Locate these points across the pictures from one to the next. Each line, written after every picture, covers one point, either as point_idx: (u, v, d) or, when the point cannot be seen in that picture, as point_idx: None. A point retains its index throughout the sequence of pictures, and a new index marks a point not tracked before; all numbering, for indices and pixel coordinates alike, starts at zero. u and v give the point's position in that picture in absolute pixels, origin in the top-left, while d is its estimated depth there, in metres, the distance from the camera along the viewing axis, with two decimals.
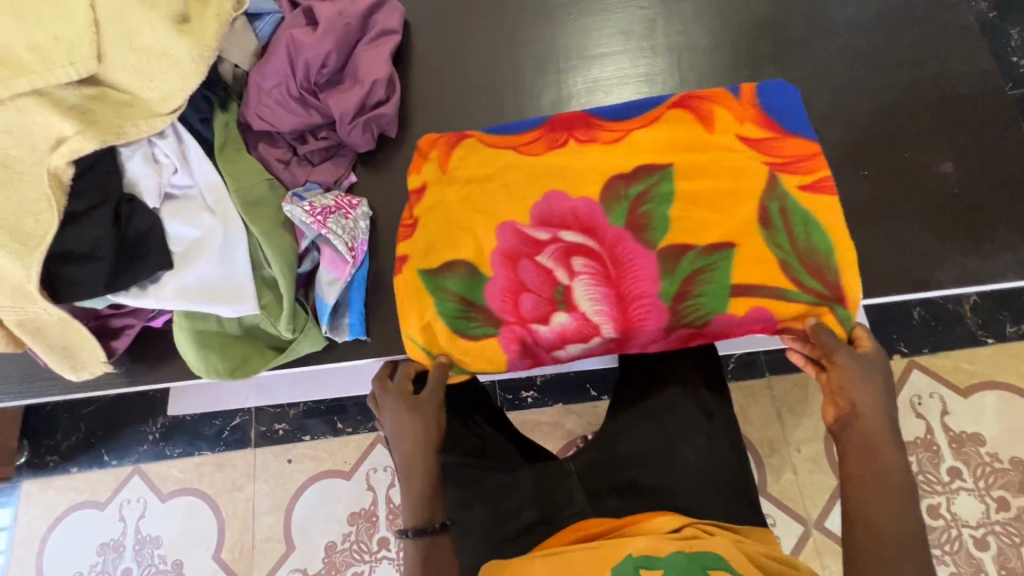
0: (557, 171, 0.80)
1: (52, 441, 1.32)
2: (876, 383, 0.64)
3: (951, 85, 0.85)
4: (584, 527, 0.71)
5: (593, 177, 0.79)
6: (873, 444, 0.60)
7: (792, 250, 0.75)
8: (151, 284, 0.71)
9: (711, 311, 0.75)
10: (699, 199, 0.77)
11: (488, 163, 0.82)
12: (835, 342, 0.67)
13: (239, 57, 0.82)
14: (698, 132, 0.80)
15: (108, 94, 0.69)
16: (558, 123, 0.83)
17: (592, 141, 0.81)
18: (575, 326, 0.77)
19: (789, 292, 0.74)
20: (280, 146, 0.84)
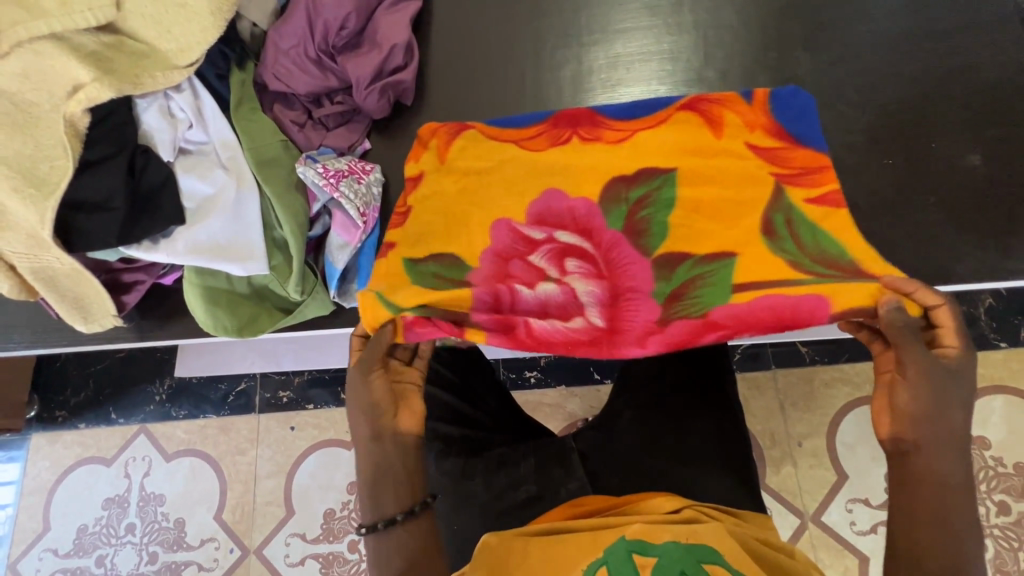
0: (554, 169, 0.75)
1: (61, 396, 1.35)
2: (955, 399, 0.53)
3: (985, 75, 0.82)
4: (583, 503, 0.71)
5: (592, 179, 0.73)
6: (931, 470, 0.52)
7: (801, 254, 0.66)
8: (162, 238, 0.71)
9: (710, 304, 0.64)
10: (705, 206, 0.71)
11: (487, 155, 0.78)
12: (906, 340, 0.54)
13: (257, 15, 0.82)
14: (706, 136, 0.74)
15: (126, 44, 0.68)
16: (562, 118, 0.79)
17: (596, 140, 0.76)
18: (559, 307, 0.66)
19: (794, 279, 0.63)
20: (295, 108, 0.83)
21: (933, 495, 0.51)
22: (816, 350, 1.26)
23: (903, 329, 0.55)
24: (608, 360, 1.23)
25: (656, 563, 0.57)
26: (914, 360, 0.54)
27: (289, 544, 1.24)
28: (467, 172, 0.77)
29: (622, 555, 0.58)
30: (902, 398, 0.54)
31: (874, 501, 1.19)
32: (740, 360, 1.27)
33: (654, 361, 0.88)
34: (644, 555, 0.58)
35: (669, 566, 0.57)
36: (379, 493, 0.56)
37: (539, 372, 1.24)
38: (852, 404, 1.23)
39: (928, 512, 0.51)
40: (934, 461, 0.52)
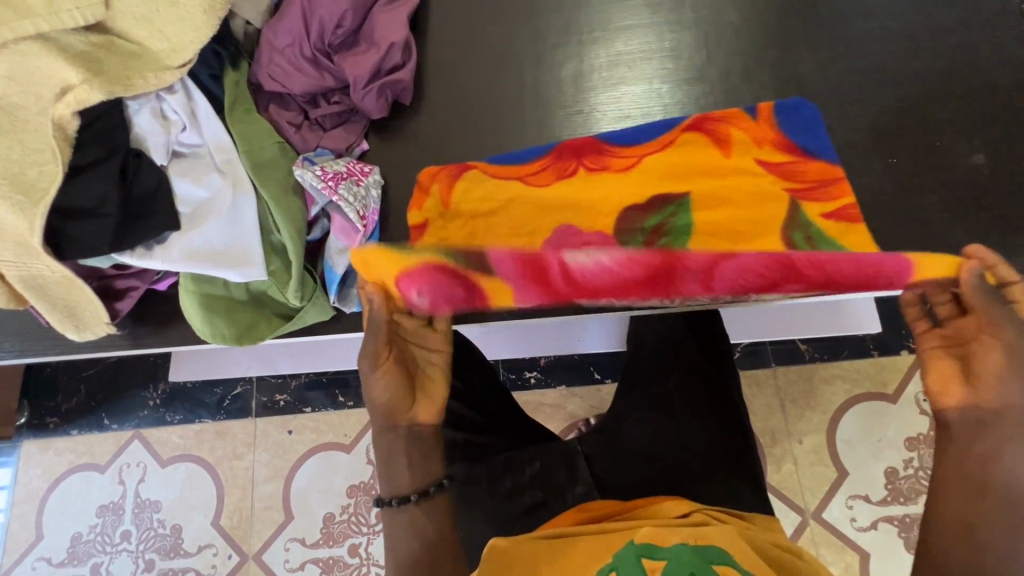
0: (569, 203, 0.77)
1: (52, 402, 1.32)
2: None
3: (987, 72, 0.82)
4: (589, 509, 0.70)
5: (606, 211, 0.77)
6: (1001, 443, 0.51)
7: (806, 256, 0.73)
8: (156, 244, 0.69)
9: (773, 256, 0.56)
10: (719, 232, 0.74)
11: (496, 194, 0.79)
12: (986, 304, 0.52)
13: (251, 14, 0.80)
14: (714, 156, 0.78)
15: (116, 44, 0.66)
16: (566, 149, 0.80)
17: (605, 170, 0.78)
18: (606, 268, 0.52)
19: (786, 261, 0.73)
20: (291, 109, 0.81)
21: (1003, 471, 0.50)
22: (816, 348, 1.27)
23: (989, 298, 0.51)
24: (608, 360, 1.23)
25: (666, 566, 0.56)
26: (998, 323, 0.52)
27: (289, 549, 1.23)
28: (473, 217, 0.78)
29: (631, 560, 0.57)
30: (985, 364, 0.52)
31: (874, 497, 1.19)
32: (740, 358, 1.27)
33: (656, 363, 0.89)
34: (652, 559, 0.57)
35: (680, 569, 0.56)
36: (394, 470, 0.55)
37: (539, 372, 1.23)
38: (851, 401, 1.24)
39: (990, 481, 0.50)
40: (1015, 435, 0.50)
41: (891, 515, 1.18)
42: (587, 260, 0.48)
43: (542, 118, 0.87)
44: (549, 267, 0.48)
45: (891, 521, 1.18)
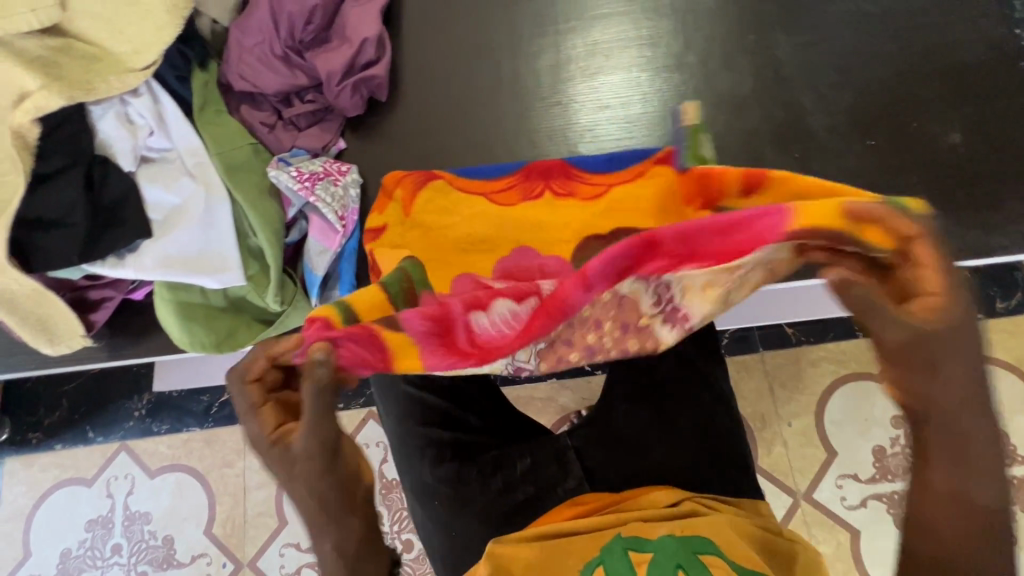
0: (522, 224, 0.75)
1: (34, 417, 1.29)
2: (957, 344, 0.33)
3: (962, 51, 0.82)
4: (583, 501, 0.71)
5: (564, 237, 0.74)
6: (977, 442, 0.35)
7: None
8: (128, 253, 0.67)
9: None
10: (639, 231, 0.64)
11: (455, 207, 0.76)
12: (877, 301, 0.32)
13: (218, 12, 0.78)
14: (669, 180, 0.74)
15: (74, 47, 0.64)
16: (534, 170, 0.78)
17: (570, 196, 0.76)
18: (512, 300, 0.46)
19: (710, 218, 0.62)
20: (264, 109, 0.80)
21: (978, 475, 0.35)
22: (802, 331, 1.28)
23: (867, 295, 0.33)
24: None
25: (652, 559, 0.57)
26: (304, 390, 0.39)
27: (284, 554, 1.22)
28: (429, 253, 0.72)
29: (618, 553, 0.59)
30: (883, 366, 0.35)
31: (863, 476, 1.21)
32: (728, 344, 1.28)
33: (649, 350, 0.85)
34: (640, 552, 0.58)
35: (665, 560, 0.57)
36: None
37: None
38: (838, 381, 1.26)
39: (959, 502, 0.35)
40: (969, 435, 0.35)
41: (879, 492, 1.20)
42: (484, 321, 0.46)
43: (520, 109, 0.86)
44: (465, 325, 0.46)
45: (880, 498, 1.20)
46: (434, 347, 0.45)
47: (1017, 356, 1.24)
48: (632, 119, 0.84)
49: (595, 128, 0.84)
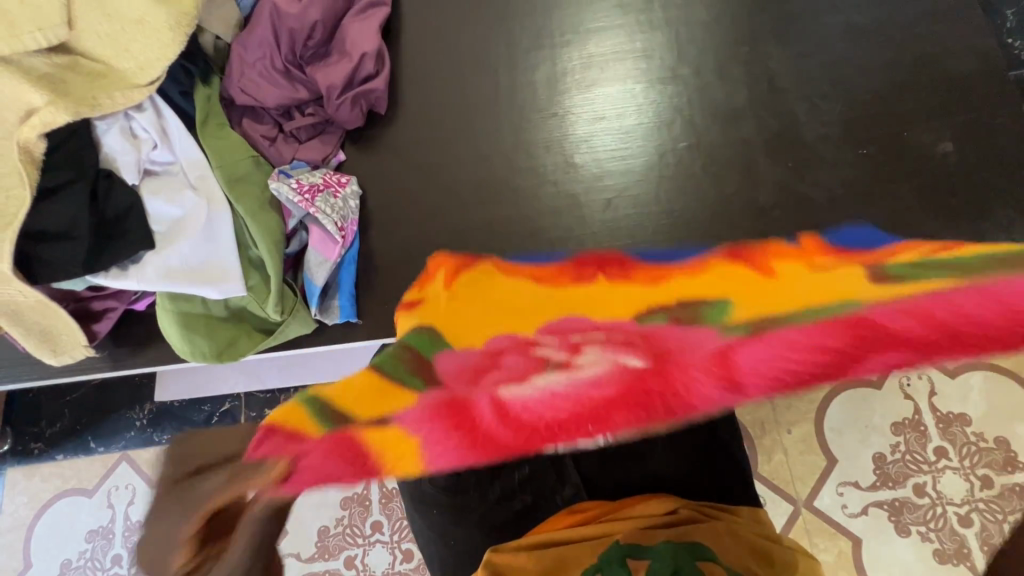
0: (567, 299, 0.53)
1: (36, 428, 1.30)
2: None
3: (950, 62, 0.84)
4: (580, 510, 0.71)
5: (617, 305, 0.49)
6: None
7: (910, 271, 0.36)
8: (131, 264, 0.68)
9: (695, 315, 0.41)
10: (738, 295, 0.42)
11: (496, 286, 0.60)
12: None
13: (221, 28, 0.80)
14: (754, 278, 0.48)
15: (81, 64, 0.65)
16: (590, 259, 0.66)
17: (631, 279, 0.55)
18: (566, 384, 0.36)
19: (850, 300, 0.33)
20: (265, 122, 0.81)
21: None
22: None
23: None
24: None
25: (650, 565, 0.58)
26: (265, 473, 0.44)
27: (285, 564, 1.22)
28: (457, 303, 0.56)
29: (616, 559, 0.59)
30: None
31: (864, 483, 1.21)
32: None
33: None
34: (637, 559, 0.59)
35: (663, 566, 0.57)
36: None
37: None
38: (837, 388, 1.26)
39: None
40: None
41: (880, 499, 1.20)
42: (519, 395, 0.35)
43: (517, 121, 0.88)
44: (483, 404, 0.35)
45: (881, 506, 1.20)
46: (437, 434, 0.32)
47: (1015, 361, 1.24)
48: (627, 130, 0.85)
49: (591, 139, 0.86)
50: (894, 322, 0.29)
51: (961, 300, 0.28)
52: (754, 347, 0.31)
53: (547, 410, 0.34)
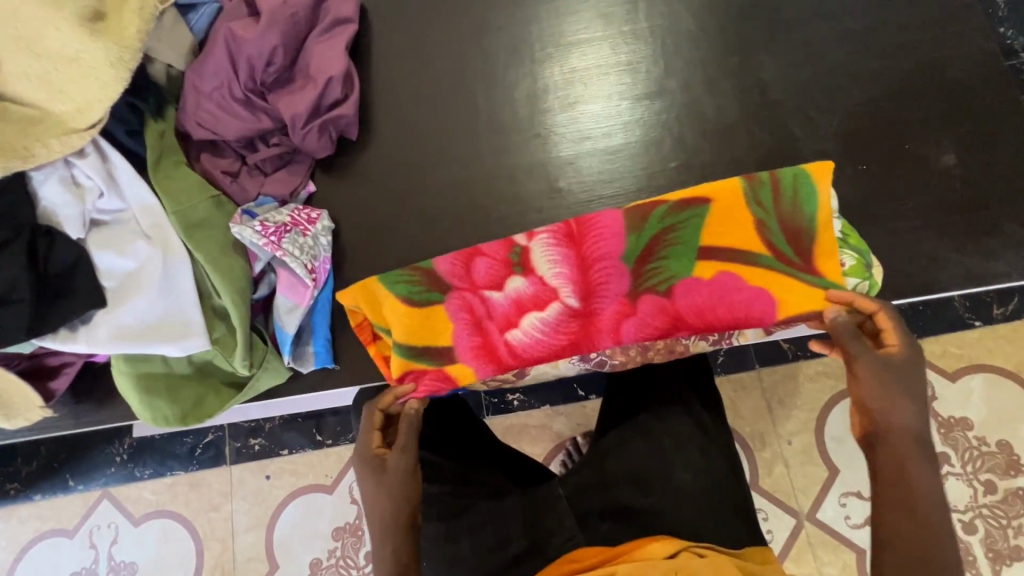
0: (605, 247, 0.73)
1: (10, 468, 1.24)
2: (898, 393, 0.58)
3: (951, 66, 0.79)
4: (578, 558, 0.67)
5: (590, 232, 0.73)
6: (912, 483, 0.55)
7: (772, 210, 0.72)
8: (81, 324, 0.63)
9: (676, 274, 0.74)
10: (720, 201, 0.72)
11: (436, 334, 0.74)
12: (851, 342, 0.62)
13: (172, 57, 0.73)
14: (744, 225, 0.73)
15: (11, 110, 0.59)
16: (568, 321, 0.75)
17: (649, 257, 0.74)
18: (533, 299, 0.74)
19: (761, 258, 0.73)
20: (226, 156, 0.76)
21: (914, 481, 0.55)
22: (799, 345, 1.25)
23: (873, 359, 0.60)
24: (591, 376, 1.21)
25: None
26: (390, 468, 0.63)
27: None
28: (431, 339, 0.73)
29: None
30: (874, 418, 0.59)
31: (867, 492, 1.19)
32: (724, 361, 1.25)
33: (638, 389, 0.84)
34: None
35: None
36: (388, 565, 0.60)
37: (521, 394, 1.22)
38: (838, 396, 1.23)
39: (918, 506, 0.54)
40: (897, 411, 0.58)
41: None
42: (522, 285, 0.74)
43: (498, 144, 0.82)
44: (495, 326, 0.74)
45: None
46: (462, 329, 0.74)
47: (1016, 362, 1.21)
48: (615, 150, 0.81)
49: (577, 162, 0.81)
50: (688, 296, 0.74)
51: (730, 281, 0.73)
52: (691, 290, 0.74)
53: (522, 297, 0.74)
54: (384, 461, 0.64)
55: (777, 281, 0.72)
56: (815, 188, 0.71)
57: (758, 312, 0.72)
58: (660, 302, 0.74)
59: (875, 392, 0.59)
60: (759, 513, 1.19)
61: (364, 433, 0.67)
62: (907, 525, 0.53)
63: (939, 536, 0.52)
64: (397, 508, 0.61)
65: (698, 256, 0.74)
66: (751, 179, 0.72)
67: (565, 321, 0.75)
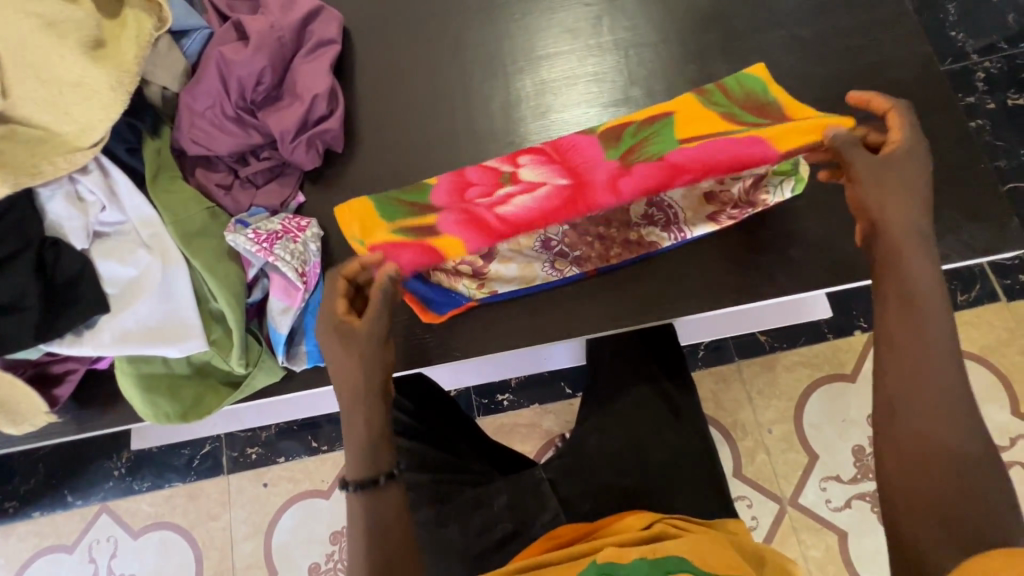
0: (581, 150, 0.76)
1: (10, 486, 1.26)
2: (896, 185, 0.61)
3: (890, 69, 0.86)
4: (558, 535, 0.71)
5: (569, 148, 0.77)
6: (912, 277, 0.60)
7: (730, 105, 0.78)
8: (86, 329, 0.68)
9: (661, 149, 0.70)
10: (680, 109, 0.78)
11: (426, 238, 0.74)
12: (849, 148, 0.63)
13: (167, 79, 0.78)
14: (709, 115, 0.77)
15: (19, 132, 0.64)
16: (568, 199, 0.68)
17: (630, 147, 0.73)
18: (522, 194, 0.72)
19: (739, 124, 0.72)
20: (219, 170, 0.81)
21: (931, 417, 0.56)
22: (775, 337, 1.30)
23: (873, 163, 0.62)
24: (577, 374, 1.26)
25: None
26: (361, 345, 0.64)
27: None
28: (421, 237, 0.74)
29: None
30: (899, 342, 0.59)
31: (845, 477, 1.23)
32: (704, 356, 1.30)
33: (615, 380, 0.88)
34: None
35: None
36: (371, 454, 0.63)
37: (510, 394, 1.26)
38: (813, 384, 1.28)
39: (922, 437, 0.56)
40: (908, 338, 0.58)
41: (863, 491, 1.22)
42: (508, 189, 0.74)
43: (475, 151, 0.88)
44: (487, 214, 0.70)
45: (864, 498, 1.22)
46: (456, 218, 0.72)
47: (982, 346, 1.27)
48: None
49: None
50: (690, 152, 0.67)
51: (727, 137, 0.67)
52: (686, 151, 0.67)
53: (511, 193, 0.73)
54: (352, 329, 0.64)
55: (772, 129, 0.67)
56: (757, 78, 0.82)
57: (760, 154, 0.64)
58: (661, 168, 0.66)
59: (899, 315, 0.59)
60: (743, 501, 1.23)
61: (328, 311, 0.65)
62: (901, 318, 0.59)
63: (930, 331, 0.58)
64: (372, 375, 0.64)
65: (680, 136, 0.72)
66: (701, 92, 0.81)
67: (562, 200, 0.68)
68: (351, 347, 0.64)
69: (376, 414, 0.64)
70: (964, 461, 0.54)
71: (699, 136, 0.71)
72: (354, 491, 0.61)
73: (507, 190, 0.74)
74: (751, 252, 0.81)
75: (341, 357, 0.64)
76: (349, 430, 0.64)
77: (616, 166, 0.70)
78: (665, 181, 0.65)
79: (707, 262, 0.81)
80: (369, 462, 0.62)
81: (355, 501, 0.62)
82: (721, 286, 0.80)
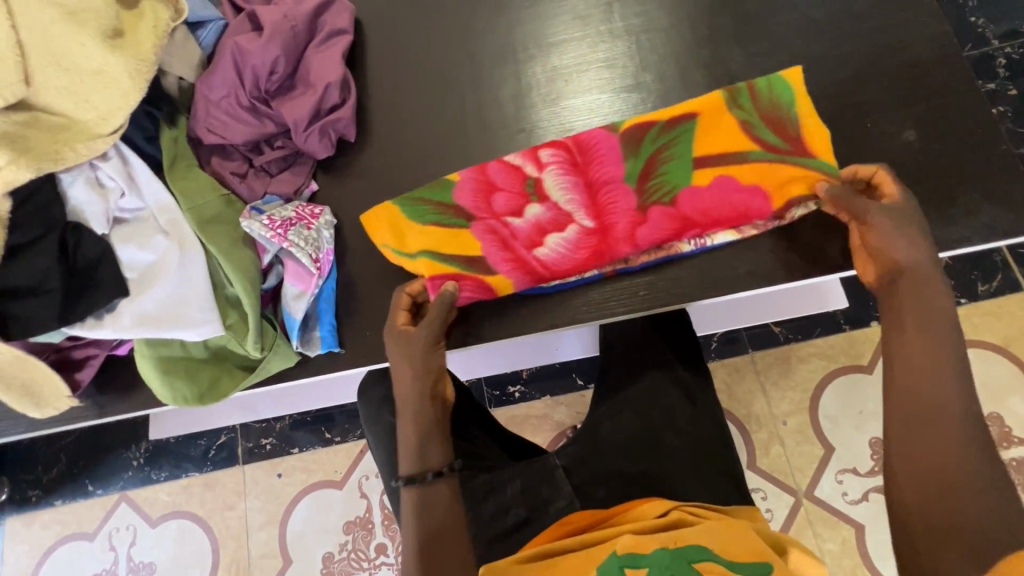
0: (605, 168, 0.81)
1: (33, 475, 1.29)
2: (904, 228, 0.67)
3: (908, 50, 0.85)
4: (572, 521, 0.71)
5: (592, 161, 0.81)
6: (923, 307, 0.65)
7: (753, 110, 0.80)
8: (106, 313, 0.69)
9: (676, 184, 0.80)
10: (705, 113, 0.80)
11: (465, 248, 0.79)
12: (858, 202, 0.68)
13: (183, 69, 0.80)
14: (732, 130, 0.80)
15: (41, 119, 0.66)
16: (594, 236, 0.79)
17: (649, 173, 0.80)
18: (551, 222, 0.80)
19: (752, 154, 0.79)
20: (234, 159, 0.82)
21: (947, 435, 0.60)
22: (790, 328, 1.28)
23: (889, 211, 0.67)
24: (589, 365, 1.25)
25: None
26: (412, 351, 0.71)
27: None
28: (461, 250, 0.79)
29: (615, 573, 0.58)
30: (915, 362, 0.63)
31: (862, 469, 1.22)
32: (718, 347, 1.29)
33: (627, 367, 0.88)
34: (636, 568, 0.59)
35: None
36: (424, 451, 0.68)
37: (522, 386, 1.26)
38: (829, 376, 1.26)
39: (934, 455, 0.59)
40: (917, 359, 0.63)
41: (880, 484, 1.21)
42: (539, 211, 0.80)
43: (487, 138, 0.88)
44: (522, 245, 0.79)
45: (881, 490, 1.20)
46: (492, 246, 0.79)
47: (1004, 336, 1.24)
48: None
49: None
50: (694, 196, 0.79)
51: (727, 181, 0.79)
52: (694, 194, 0.79)
53: (541, 220, 0.80)
54: (407, 332, 0.72)
55: (766, 173, 0.78)
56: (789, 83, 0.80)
57: (754, 208, 0.78)
58: (665, 211, 0.79)
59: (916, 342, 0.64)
60: (758, 493, 1.22)
61: (388, 322, 0.74)
62: (917, 338, 0.64)
63: (943, 356, 0.63)
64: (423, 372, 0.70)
65: (695, 166, 0.80)
66: (730, 89, 0.81)
67: (587, 242, 0.79)
68: (405, 348, 0.71)
69: (427, 409, 0.70)
70: (973, 482, 0.58)
71: (711, 172, 0.80)
72: (404, 485, 0.67)
73: (536, 212, 0.80)
74: (764, 237, 0.80)
75: (398, 359, 0.71)
76: (404, 431, 0.70)
77: (637, 204, 0.80)
78: (675, 234, 0.79)
79: (719, 247, 0.80)
80: (419, 458, 0.68)
81: (411, 494, 0.66)
82: (734, 271, 0.79)
